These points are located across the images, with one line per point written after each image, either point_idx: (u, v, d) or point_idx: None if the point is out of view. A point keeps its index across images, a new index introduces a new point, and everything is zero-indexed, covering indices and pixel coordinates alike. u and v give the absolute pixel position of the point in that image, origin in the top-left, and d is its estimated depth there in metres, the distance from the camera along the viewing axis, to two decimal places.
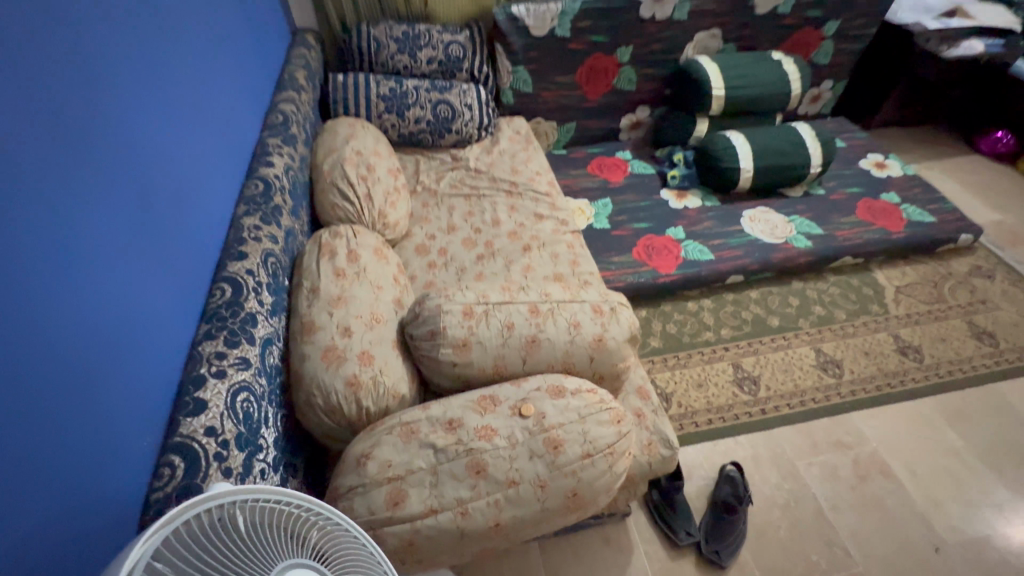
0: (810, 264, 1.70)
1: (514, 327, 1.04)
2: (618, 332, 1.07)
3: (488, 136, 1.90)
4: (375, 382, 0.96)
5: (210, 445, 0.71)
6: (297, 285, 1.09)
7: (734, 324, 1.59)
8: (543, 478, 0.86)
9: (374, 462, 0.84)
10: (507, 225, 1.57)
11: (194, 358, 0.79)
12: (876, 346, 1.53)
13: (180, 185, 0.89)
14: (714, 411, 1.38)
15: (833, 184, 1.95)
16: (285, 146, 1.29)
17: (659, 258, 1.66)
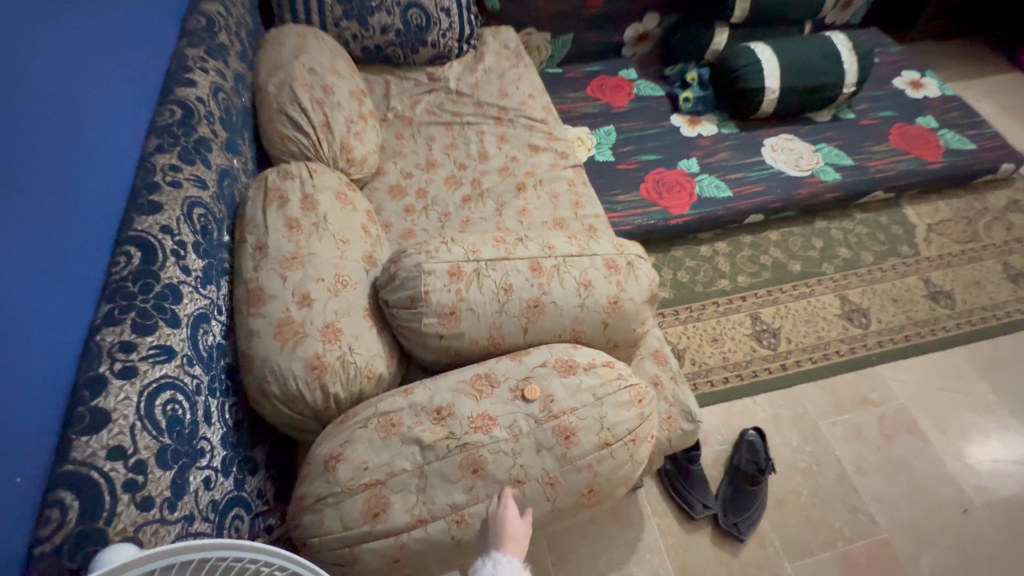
0: (837, 200, 1.52)
1: (512, 289, 0.85)
2: (637, 292, 0.90)
3: (470, 50, 1.59)
4: (343, 363, 0.78)
5: (119, 473, 0.54)
6: (240, 241, 0.87)
7: (752, 270, 1.43)
8: (553, 475, 0.72)
9: (346, 466, 0.68)
10: (496, 159, 1.33)
11: (90, 351, 0.60)
12: (905, 292, 1.40)
13: (39, 111, 0.64)
14: (731, 369, 1.25)
15: (863, 107, 1.72)
16: (211, 60, 1.01)
17: (671, 196, 1.45)
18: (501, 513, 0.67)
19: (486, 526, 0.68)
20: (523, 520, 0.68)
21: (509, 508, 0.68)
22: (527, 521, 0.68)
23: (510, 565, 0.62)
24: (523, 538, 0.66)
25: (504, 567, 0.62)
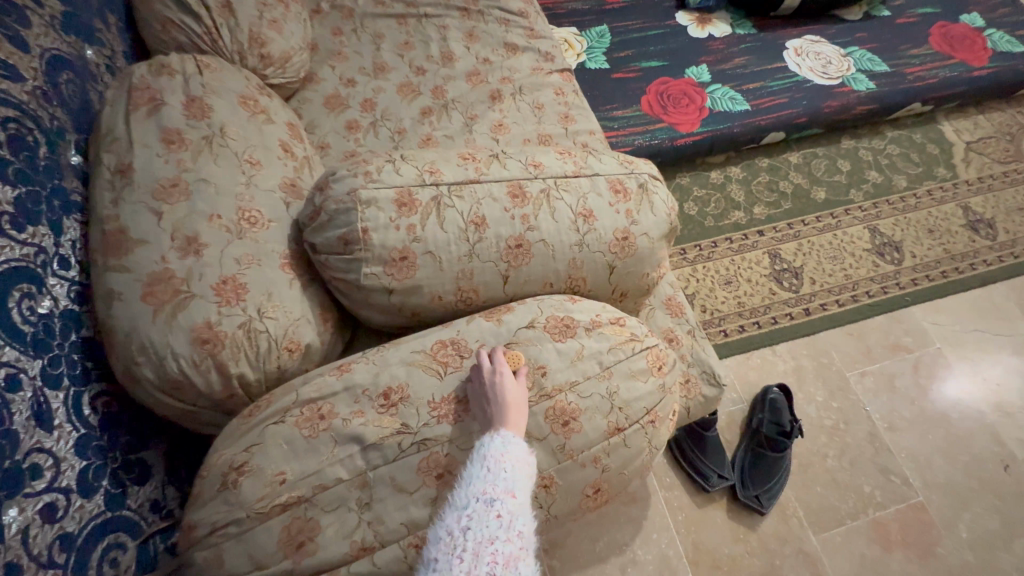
0: (869, 115, 1.29)
1: (485, 224, 0.62)
2: (651, 225, 0.68)
3: None
4: (251, 332, 0.56)
5: None
6: (95, 164, 0.61)
7: (770, 199, 1.21)
8: (547, 474, 0.53)
9: (253, 479, 0.48)
10: (463, 62, 1.05)
11: None
12: (941, 221, 1.21)
13: None
14: (747, 316, 1.07)
15: (901, 2, 1.45)
16: None
17: (677, 110, 1.20)
18: (496, 382, 0.52)
19: (478, 397, 0.53)
20: (522, 384, 0.53)
21: (505, 375, 0.52)
22: (525, 383, 0.54)
23: (522, 442, 0.50)
24: (526, 406, 0.52)
25: (516, 443, 0.49)
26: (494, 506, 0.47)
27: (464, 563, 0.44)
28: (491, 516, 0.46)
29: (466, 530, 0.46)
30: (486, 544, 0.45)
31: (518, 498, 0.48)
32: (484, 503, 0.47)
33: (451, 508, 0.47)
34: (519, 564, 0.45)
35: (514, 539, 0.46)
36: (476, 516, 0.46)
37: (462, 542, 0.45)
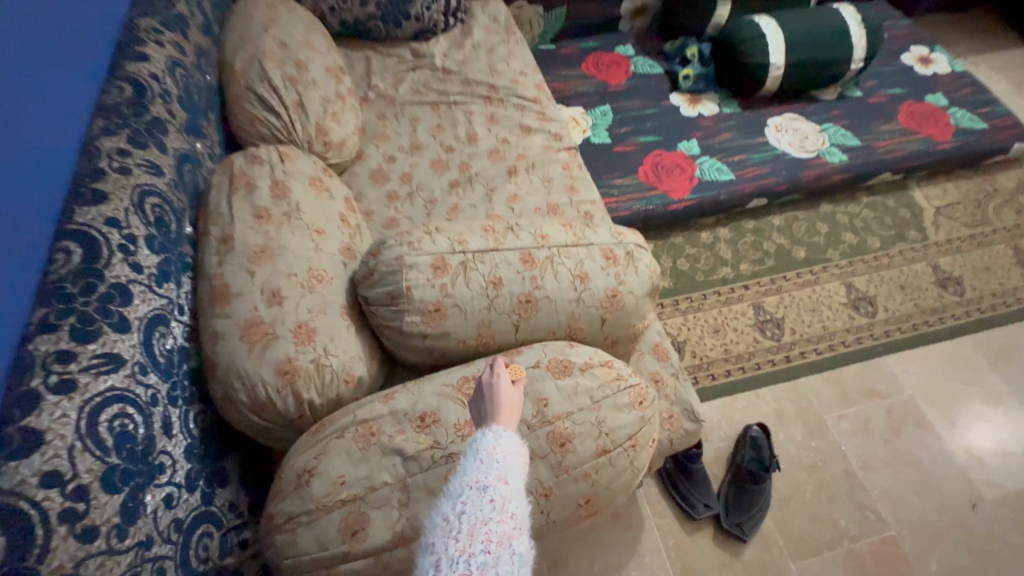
0: (843, 183, 1.45)
1: (502, 283, 0.79)
2: (636, 285, 0.83)
3: (458, 24, 1.50)
4: (318, 366, 0.72)
5: (55, 501, 0.48)
6: (203, 233, 0.80)
7: (755, 257, 1.37)
8: (547, 485, 0.66)
9: (321, 480, 0.63)
10: (486, 142, 1.25)
11: (23, 361, 0.52)
12: (913, 279, 1.34)
13: None
14: (733, 362, 1.19)
15: (871, 84, 1.64)
16: (168, 32, 0.92)
17: (670, 179, 1.38)
18: (493, 385, 0.58)
19: (478, 398, 0.59)
20: (515, 388, 0.60)
21: (500, 378, 0.59)
22: (518, 389, 0.60)
23: (511, 436, 0.54)
24: (518, 406, 0.59)
25: (507, 441, 0.53)
26: (487, 490, 0.50)
27: (459, 542, 0.47)
28: (485, 499, 0.50)
29: (461, 514, 0.49)
30: (480, 525, 0.48)
31: (510, 484, 0.51)
32: (478, 489, 0.51)
33: (449, 496, 0.51)
34: (513, 543, 0.48)
35: (508, 519, 0.49)
36: (470, 500, 0.50)
37: (457, 524, 0.49)
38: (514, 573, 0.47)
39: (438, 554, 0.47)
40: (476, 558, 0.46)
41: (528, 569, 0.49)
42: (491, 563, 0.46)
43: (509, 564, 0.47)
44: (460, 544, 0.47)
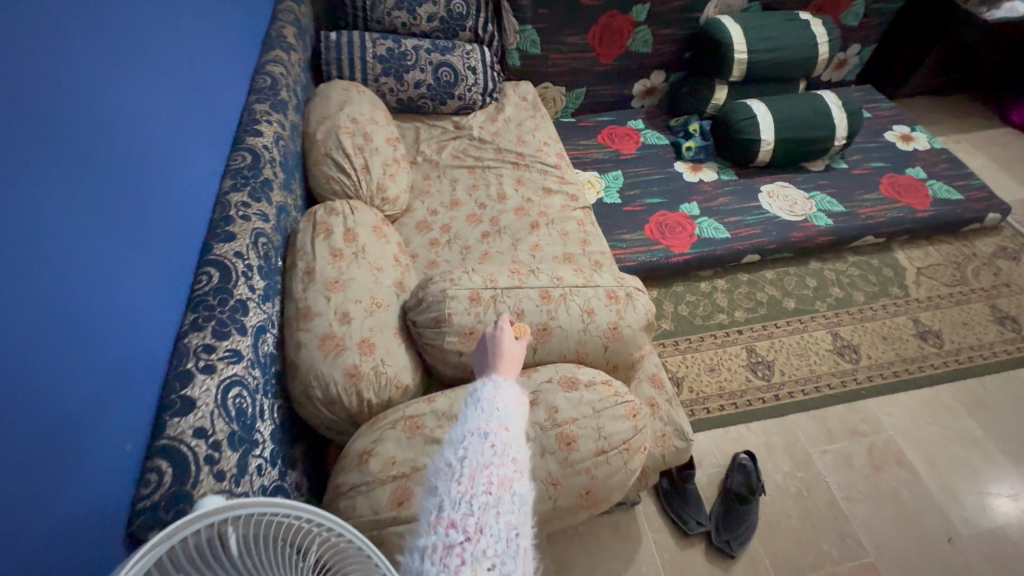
0: (829, 244, 1.63)
1: (524, 314, 0.98)
2: (634, 320, 1.01)
3: (493, 102, 1.78)
4: (376, 373, 0.91)
5: (200, 447, 0.66)
6: (292, 266, 1.02)
7: (749, 306, 1.53)
8: (555, 476, 0.82)
9: (377, 459, 0.80)
10: (513, 200, 1.48)
11: (180, 350, 0.73)
12: (895, 330, 1.48)
13: (149, 151, 0.79)
14: (726, 398, 1.34)
15: (856, 158, 1.85)
16: (274, 113, 1.19)
17: (672, 236, 1.58)
18: (496, 336, 0.82)
19: (485, 345, 0.83)
20: (513, 342, 0.83)
21: (501, 333, 0.83)
22: (516, 342, 0.84)
23: (507, 392, 0.62)
24: (514, 353, 0.82)
25: (505, 391, 0.62)
26: (488, 438, 0.56)
27: (462, 483, 0.51)
28: (486, 446, 0.55)
29: (463, 459, 0.54)
30: (481, 468, 0.53)
31: (508, 433, 0.57)
32: (479, 437, 0.56)
33: (451, 444, 0.56)
34: (513, 483, 0.53)
35: (507, 464, 0.54)
36: (472, 446, 0.55)
37: (460, 468, 0.53)
38: (515, 510, 0.51)
39: (442, 495, 0.51)
40: (478, 497, 0.50)
41: (527, 509, 0.53)
42: (492, 502, 0.50)
43: (509, 503, 0.51)
44: (463, 485, 0.51)
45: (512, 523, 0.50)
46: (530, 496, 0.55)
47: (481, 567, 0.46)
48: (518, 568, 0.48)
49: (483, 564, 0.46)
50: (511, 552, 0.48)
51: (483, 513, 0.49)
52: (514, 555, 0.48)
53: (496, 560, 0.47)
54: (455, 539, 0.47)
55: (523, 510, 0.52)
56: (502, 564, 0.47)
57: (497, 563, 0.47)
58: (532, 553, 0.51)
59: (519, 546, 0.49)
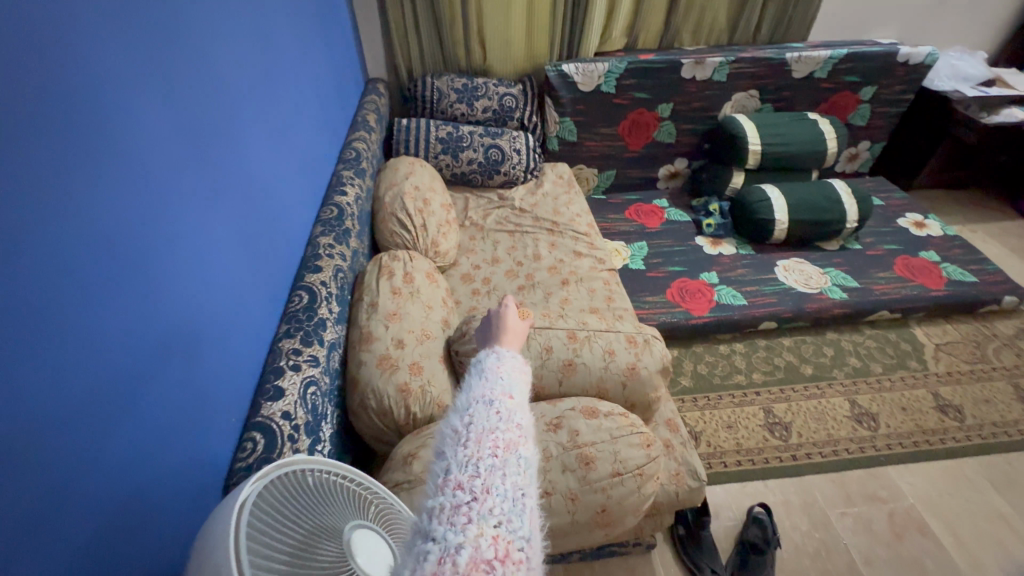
0: (846, 316, 1.71)
1: (552, 350, 1.12)
2: (651, 363, 1.13)
3: (533, 178, 2.05)
4: (423, 391, 1.05)
5: (286, 426, 0.80)
6: (358, 299, 1.20)
7: (767, 369, 1.61)
8: (574, 491, 0.91)
9: (420, 462, 0.91)
10: (547, 260, 1.68)
11: (275, 351, 0.91)
12: (915, 402, 1.52)
13: (275, 202, 1.03)
14: (744, 454, 1.39)
15: (870, 240, 1.97)
16: (356, 178, 1.46)
17: (692, 300, 1.71)
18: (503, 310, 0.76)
19: (488, 323, 0.75)
20: (518, 321, 0.75)
21: (510, 308, 0.76)
22: (521, 322, 0.76)
23: (513, 360, 0.57)
24: (521, 333, 0.74)
25: (510, 360, 0.57)
26: (494, 404, 0.49)
27: (469, 446, 0.45)
28: (492, 411, 0.48)
29: (469, 424, 0.47)
30: (488, 432, 0.46)
31: (515, 400, 0.51)
32: (484, 403, 0.49)
33: (457, 411, 0.50)
34: (520, 449, 0.46)
35: (512, 427, 0.48)
36: (478, 412, 0.48)
37: (466, 432, 0.46)
38: (524, 476, 0.44)
39: (448, 459, 0.44)
40: (485, 460, 0.44)
41: (535, 478, 0.46)
42: (500, 464, 0.44)
43: (516, 466, 0.44)
44: (469, 449, 0.44)
45: (520, 484, 0.43)
46: (536, 464, 0.49)
47: (489, 525, 0.39)
48: (526, 526, 0.41)
49: (490, 522, 0.40)
50: (519, 511, 0.42)
51: (490, 475, 0.43)
52: (522, 514, 0.42)
53: (503, 519, 0.40)
54: (461, 499, 0.40)
55: (529, 475, 0.46)
56: (509, 522, 0.41)
57: (504, 521, 0.40)
58: (539, 518, 0.45)
59: (527, 506, 0.43)
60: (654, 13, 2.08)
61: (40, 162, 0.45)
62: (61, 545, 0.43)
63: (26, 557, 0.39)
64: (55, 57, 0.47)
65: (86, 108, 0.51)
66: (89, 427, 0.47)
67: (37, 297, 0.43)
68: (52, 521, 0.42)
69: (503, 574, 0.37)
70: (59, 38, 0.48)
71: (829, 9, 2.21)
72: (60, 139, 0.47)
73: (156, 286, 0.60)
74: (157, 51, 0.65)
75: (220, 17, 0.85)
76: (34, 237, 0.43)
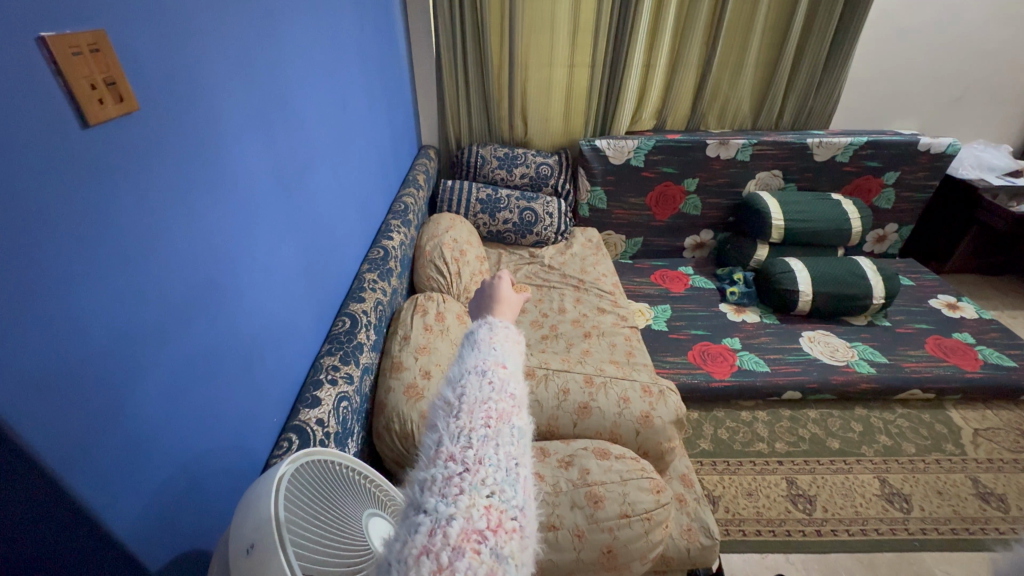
0: (875, 391, 1.68)
1: (569, 393, 1.18)
2: (665, 413, 1.16)
3: (563, 240, 2.19)
4: None
5: (318, 431, 0.87)
6: (392, 330, 1.30)
7: (791, 439, 1.58)
8: (581, 528, 0.92)
9: None
10: (571, 313, 1.76)
11: (317, 366, 1.01)
12: (951, 487, 1.45)
13: (334, 238, 1.19)
14: (764, 524, 1.35)
15: (899, 318, 1.96)
16: (402, 227, 1.62)
17: (714, 363, 1.72)
18: (496, 281, 0.68)
19: (482, 294, 0.69)
20: (514, 293, 0.70)
21: (504, 279, 0.69)
22: (517, 296, 0.70)
23: (508, 333, 0.61)
24: (516, 306, 0.69)
25: (502, 330, 0.60)
26: (486, 374, 0.53)
27: (460, 418, 0.48)
28: (484, 381, 0.52)
29: (461, 395, 0.51)
30: (480, 403, 0.50)
31: (507, 369, 0.55)
32: (477, 373, 0.53)
33: (450, 382, 0.53)
34: (512, 418, 0.50)
35: (505, 399, 0.51)
36: (471, 383, 0.52)
37: (458, 404, 0.50)
38: (515, 442, 0.48)
39: (440, 432, 0.48)
40: (477, 431, 0.47)
41: (526, 445, 0.50)
42: (492, 434, 0.47)
43: (508, 436, 0.48)
44: (461, 420, 0.48)
45: (513, 454, 0.47)
46: (528, 432, 0.52)
47: (480, 496, 0.42)
48: (518, 495, 0.44)
49: (482, 492, 0.42)
50: (511, 480, 0.45)
51: (482, 445, 0.46)
52: (514, 484, 0.44)
53: (496, 488, 0.43)
54: (453, 470, 0.43)
55: (522, 444, 0.49)
56: (502, 492, 0.43)
57: (496, 491, 0.43)
58: (531, 486, 0.48)
59: (519, 475, 0.46)
60: (682, 99, 2.29)
61: (166, 191, 0.60)
62: (126, 478, 0.52)
63: (87, 470, 0.47)
64: (181, 120, 0.63)
65: (202, 147, 0.68)
66: (163, 389, 0.59)
67: (148, 278, 0.57)
68: (135, 456, 0.53)
69: (494, 542, 0.40)
70: (189, 96, 0.65)
71: (849, 101, 2.37)
72: (169, 177, 0.61)
73: (228, 287, 0.73)
74: (258, 110, 0.84)
75: (308, 88, 1.06)
76: (159, 239, 0.59)
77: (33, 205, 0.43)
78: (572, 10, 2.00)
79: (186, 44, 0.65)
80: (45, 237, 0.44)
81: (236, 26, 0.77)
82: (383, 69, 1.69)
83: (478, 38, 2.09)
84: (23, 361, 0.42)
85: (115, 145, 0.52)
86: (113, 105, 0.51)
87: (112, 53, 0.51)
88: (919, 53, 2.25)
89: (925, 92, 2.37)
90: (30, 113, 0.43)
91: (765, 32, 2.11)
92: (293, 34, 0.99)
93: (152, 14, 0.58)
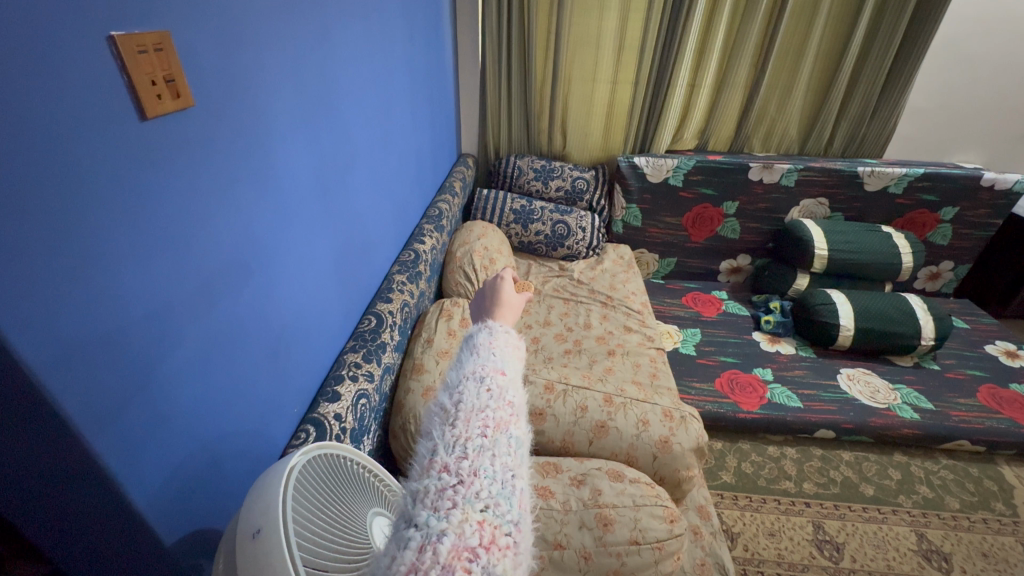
0: (917, 438, 1.57)
1: (587, 410, 1.15)
2: (685, 440, 1.12)
3: (595, 255, 2.17)
4: None
5: (335, 425, 0.88)
6: (416, 334, 1.31)
7: (820, 481, 1.50)
8: (588, 550, 0.89)
9: None
10: (596, 330, 1.74)
11: (341, 361, 1.03)
12: (999, 550, 1.33)
13: (368, 237, 1.22)
14: (785, 567, 1.28)
15: (950, 362, 1.84)
16: (435, 232, 1.65)
17: (742, 393, 1.66)
18: (499, 281, 0.68)
19: (483, 292, 0.69)
20: (518, 295, 0.70)
21: (506, 279, 0.68)
22: (521, 297, 0.70)
23: (508, 339, 0.60)
24: (519, 309, 0.69)
25: (502, 335, 0.60)
26: (484, 381, 0.53)
27: (457, 427, 0.48)
28: (482, 389, 0.52)
29: (458, 402, 0.50)
30: (477, 412, 0.50)
31: (505, 376, 0.54)
32: (475, 380, 0.53)
33: (448, 388, 0.53)
34: (509, 428, 0.49)
35: (504, 407, 0.51)
36: (468, 389, 0.52)
37: (455, 411, 0.50)
38: (512, 452, 0.48)
39: (435, 440, 0.48)
40: (474, 440, 0.47)
41: (523, 455, 0.50)
42: (489, 444, 0.47)
43: (505, 446, 0.48)
44: (457, 430, 0.48)
45: (509, 465, 0.46)
46: (527, 442, 0.52)
47: (474, 510, 0.42)
48: (514, 510, 0.44)
49: (475, 506, 0.42)
50: (507, 493, 0.44)
51: (478, 456, 0.46)
52: (510, 497, 0.44)
53: (490, 502, 0.43)
54: (447, 482, 0.43)
55: (519, 454, 0.49)
56: (497, 506, 0.43)
57: (491, 505, 0.43)
58: (528, 499, 0.48)
59: (515, 488, 0.45)
60: (726, 120, 2.25)
61: (213, 183, 0.64)
62: (153, 450, 0.55)
63: (118, 436, 0.50)
64: (232, 116, 0.67)
65: (250, 142, 0.71)
66: (193, 371, 0.61)
67: (189, 262, 0.60)
68: (161, 430, 0.56)
69: (486, 560, 0.39)
70: (242, 94, 0.69)
71: (907, 130, 2.27)
72: (217, 170, 0.64)
73: (263, 277, 0.77)
74: (306, 111, 0.88)
75: (355, 91, 1.10)
76: (203, 227, 0.62)
77: (95, 190, 0.47)
78: (620, 25, 2.01)
79: (243, 47, 0.68)
80: (103, 219, 0.48)
81: (291, 31, 0.81)
82: (428, 80, 1.74)
83: (524, 52, 2.13)
84: (69, 328, 0.45)
85: (169, 137, 0.56)
86: (169, 100, 0.55)
87: (174, 52, 0.55)
88: (988, 83, 2.12)
89: (994, 124, 2.23)
90: (93, 100, 0.46)
91: (819, 55, 2.05)
92: (346, 40, 1.04)
93: (213, 17, 0.62)
